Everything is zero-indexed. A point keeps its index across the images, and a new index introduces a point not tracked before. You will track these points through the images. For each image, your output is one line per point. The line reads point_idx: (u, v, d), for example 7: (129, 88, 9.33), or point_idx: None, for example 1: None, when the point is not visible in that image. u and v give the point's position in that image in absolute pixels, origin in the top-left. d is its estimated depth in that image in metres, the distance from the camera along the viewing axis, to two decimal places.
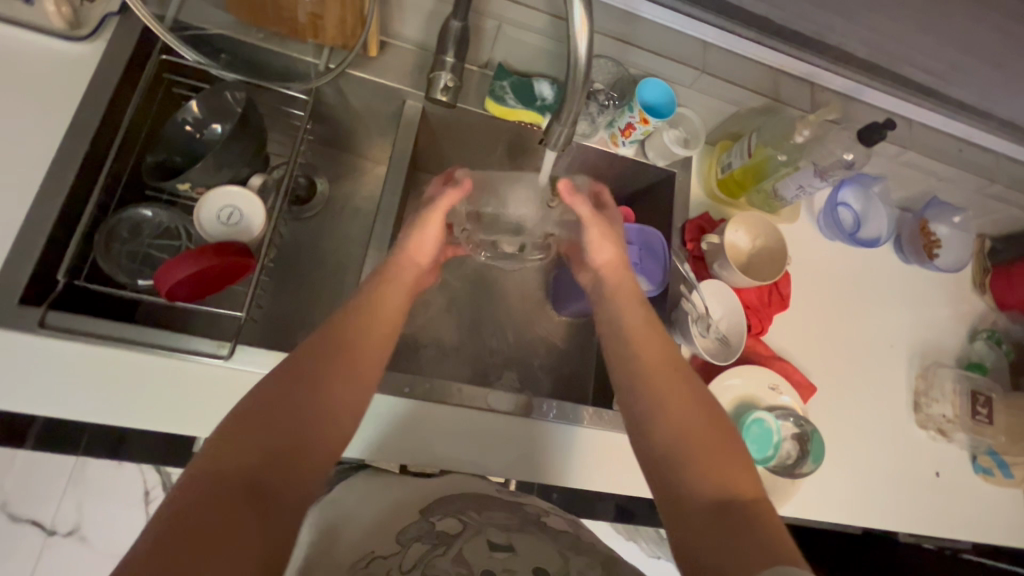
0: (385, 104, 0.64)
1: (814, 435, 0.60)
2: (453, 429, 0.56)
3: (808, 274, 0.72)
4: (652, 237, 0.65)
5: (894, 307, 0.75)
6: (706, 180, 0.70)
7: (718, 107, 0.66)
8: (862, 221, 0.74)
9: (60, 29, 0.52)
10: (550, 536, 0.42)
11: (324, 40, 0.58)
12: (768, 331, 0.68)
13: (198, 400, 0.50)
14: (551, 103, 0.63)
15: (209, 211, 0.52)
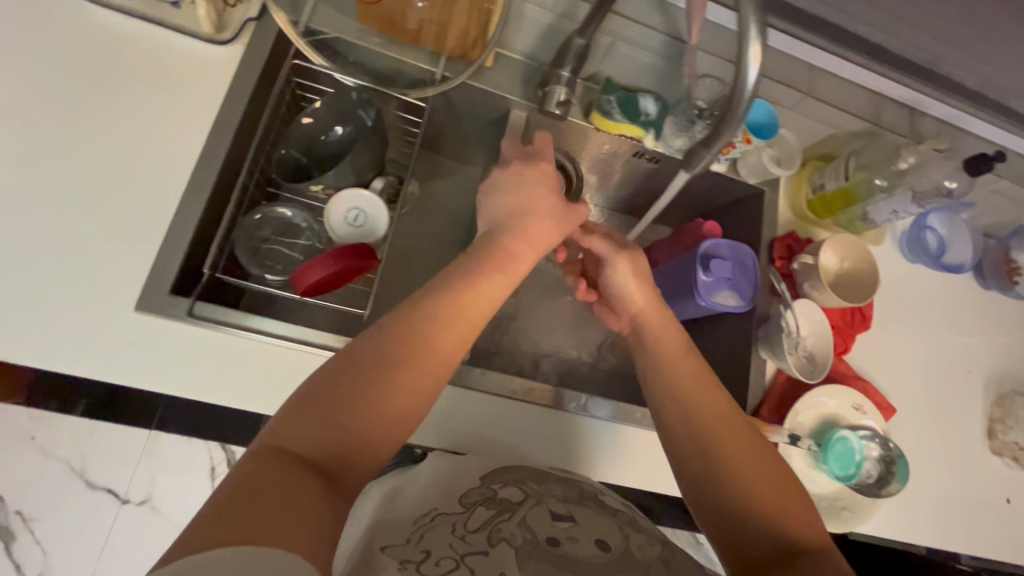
0: (490, 112, 0.66)
1: (900, 458, 0.61)
2: (544, 429, 0.59)
3: (888, 295, 0.73)
4: (744, 254, 0.65)
5: (972, 332, 0.75)
6: (794, 198, 0.71)
7: (815, 128, 0.68)
8: (948, 245, 0.75)
9: (204, 32, 0.55)
10: (609, 512, 0.45)
11: (443, 48, 0.60)
12: (850, 351, 0.69)
13: None
14: (654, 118, 0.65)
15: (338, 213, 0.55)
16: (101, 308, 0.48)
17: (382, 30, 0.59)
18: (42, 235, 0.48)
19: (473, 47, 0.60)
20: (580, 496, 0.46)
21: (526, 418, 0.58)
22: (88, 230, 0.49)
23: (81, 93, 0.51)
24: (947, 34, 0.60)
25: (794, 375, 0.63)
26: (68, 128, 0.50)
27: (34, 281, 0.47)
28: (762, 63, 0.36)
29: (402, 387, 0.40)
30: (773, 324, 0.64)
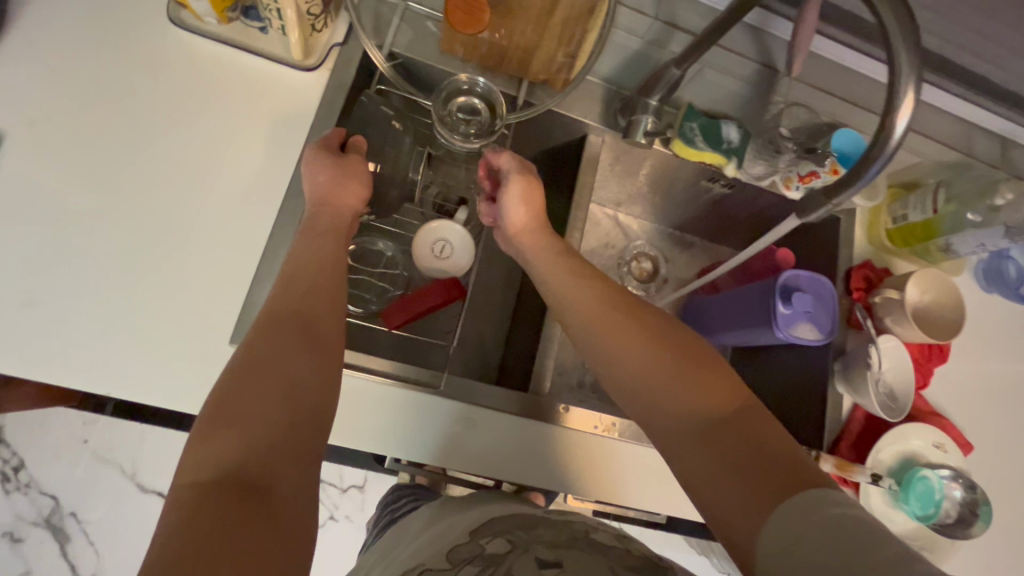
0: (563, 135, 0.65)
1: (985, 502, 0.60)
2: (615, 463, 0.58)
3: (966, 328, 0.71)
4: (821, 286, 0.63)
5: None
6: (872, 228, 0.70)
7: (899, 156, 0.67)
8: None
9: (291, 58, 0.55)
10: (604, 553, 0.41)
11: (527, 72, 0.60)
12: (928, 386, 0.67)
13: (408, 424, 0.54)
14: (737, 146, 0.62)
15: (428, 244, 0.56)
16: (193, 342, 0.48)
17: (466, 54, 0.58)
18: (136, 267, 0.48)
19: (560, 71, 0.59)
20: (572, 538, 0.42)
21: (597, 452, 0.58)
22: (182, 261, 0.49)
23: (173, 122, 0.52)
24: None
25: (878, 414, 0.62)
26: (161, 157, 0.51)
27: (129, 315, 0.47)
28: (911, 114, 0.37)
29: (288, 342, 0.38)
30: (856, 360, 0.62)
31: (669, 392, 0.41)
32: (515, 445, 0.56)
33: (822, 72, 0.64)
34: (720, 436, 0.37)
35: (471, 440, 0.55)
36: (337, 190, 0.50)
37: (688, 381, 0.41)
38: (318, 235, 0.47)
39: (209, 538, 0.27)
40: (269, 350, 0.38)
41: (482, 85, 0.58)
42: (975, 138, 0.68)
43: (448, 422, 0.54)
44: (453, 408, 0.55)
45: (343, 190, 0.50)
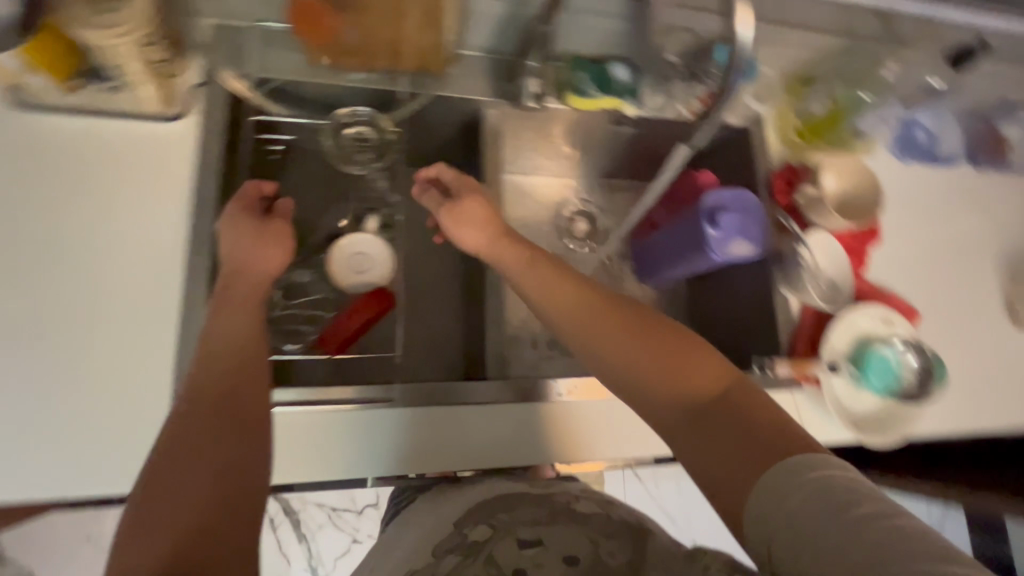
0: (462, 116, 0.63)
1: (937, 363, 0.63)
2: (587, 421, 0.59)
3: (892, 203, 0.73)
4: (747, 200, 0.64)
5: (980, 217, 0.76)
6: (783, 129, 0.70)
7: (784, 54, 0.69)
8: (936, 138, 0.75)
9: (153, 110, 0.52)
10: (580, 521, 0.45)
11: (402, 63, 0.57)
12: (867, 267, 0.70)
13: (372, 442, 0.54)
14: (629, 84, 0.62)
15: (343, 259, 0.57)
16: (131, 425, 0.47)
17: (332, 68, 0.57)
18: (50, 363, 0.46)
19: (434, 57, 0.57)
20: (550, 512, 0.47)
21: (567, 417, 0.59)
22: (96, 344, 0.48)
23: (46, 206, 0.50)
24: None
25: (819, 306, 0.65)
26: (45, 246, 0.49)
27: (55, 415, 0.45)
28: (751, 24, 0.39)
29: (201, 427, 0.38)
30: (791, 260, 0.65)
31: (655, 375, 0.41)
32: (485, 432, 0.56)
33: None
34: (730, 425, 0.37)
35: (440, 439, 0.55)
36: (249, 258, 0.48)
37: (670, 365, 0.41)
38: (231, 310, 0.45)
39: None
40: (192, 445, 0.36)
41: (362, 112, 0.61)
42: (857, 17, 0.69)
43: (410, 430, 0.55)
44: (412, 415, 0.55)
45: (250, 255, 0.49)
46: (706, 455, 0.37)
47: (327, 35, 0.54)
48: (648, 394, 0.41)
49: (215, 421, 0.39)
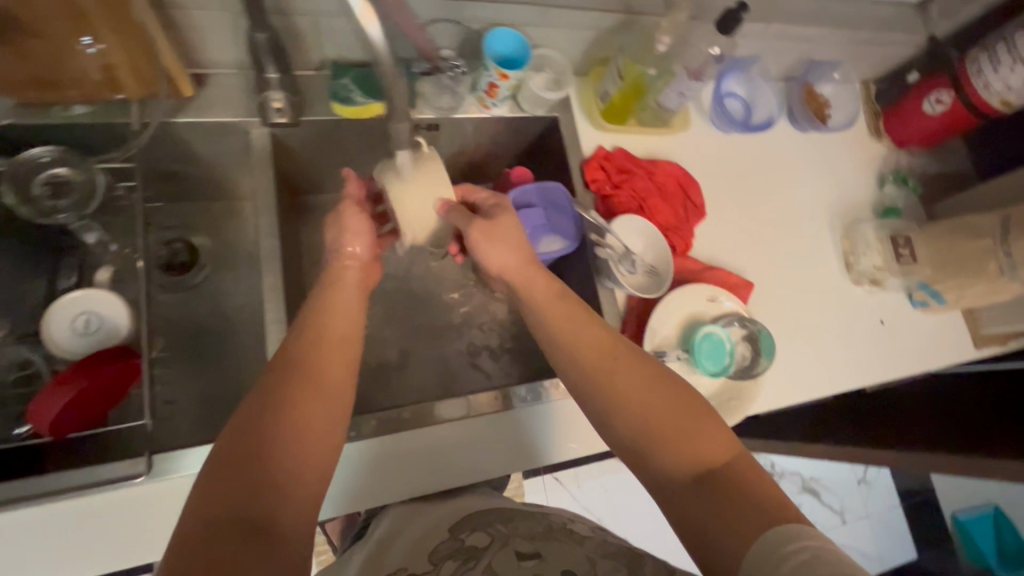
0: (235, 134, 0.91)
1: (762, 333, 0.97)
2: (506, 429, 0.96)
3: (695, 184, 1.08)
4: (557, 193, 0.98)
5: (803, 214, 1.19)
6: (591, 115, 1.07)
7: (567, 41, 0.99)
8: (751, 107, 1.17)
9: None
10: (573, 543, 0.70)
11: (126, 92, 0.80)
12: (689, 244, 1.06)
13: (369, 476, 0.89)
14: (397, 87, 0.92)
15: (71, 327, 0.73)
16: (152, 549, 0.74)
17: (78, 99, 0.79)
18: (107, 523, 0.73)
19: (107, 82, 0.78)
20: (546, 533, 0.72)
21: (503, 419, 0.96)
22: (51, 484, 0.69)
23: None
24: (490, 22, 0.92)
25: (640, 290, 0.97)
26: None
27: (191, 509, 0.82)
28: (376, 17, 0.47)
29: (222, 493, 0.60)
30: (602, 252, 0.96)
31: (658, 436, 0.66)
32: (446, 440, 0.93)
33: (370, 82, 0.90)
34: (729, 483, 0.61)
35: (403, 453, 0.91)
36: (46, 409, 0.68)
37: (686, 429, 0.65)
38: (249, 440, 0.64)
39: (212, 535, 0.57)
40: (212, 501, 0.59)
41: None
42: (464, 92, 0.98)
43: (404, 438, 0.91)
44: (385, 449, 0.90)
45: (319, 384, 0.72)
46: (691, 501, 0.61)
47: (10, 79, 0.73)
48: (641, 432, 0.67)
49: (218, 480, 0.61)
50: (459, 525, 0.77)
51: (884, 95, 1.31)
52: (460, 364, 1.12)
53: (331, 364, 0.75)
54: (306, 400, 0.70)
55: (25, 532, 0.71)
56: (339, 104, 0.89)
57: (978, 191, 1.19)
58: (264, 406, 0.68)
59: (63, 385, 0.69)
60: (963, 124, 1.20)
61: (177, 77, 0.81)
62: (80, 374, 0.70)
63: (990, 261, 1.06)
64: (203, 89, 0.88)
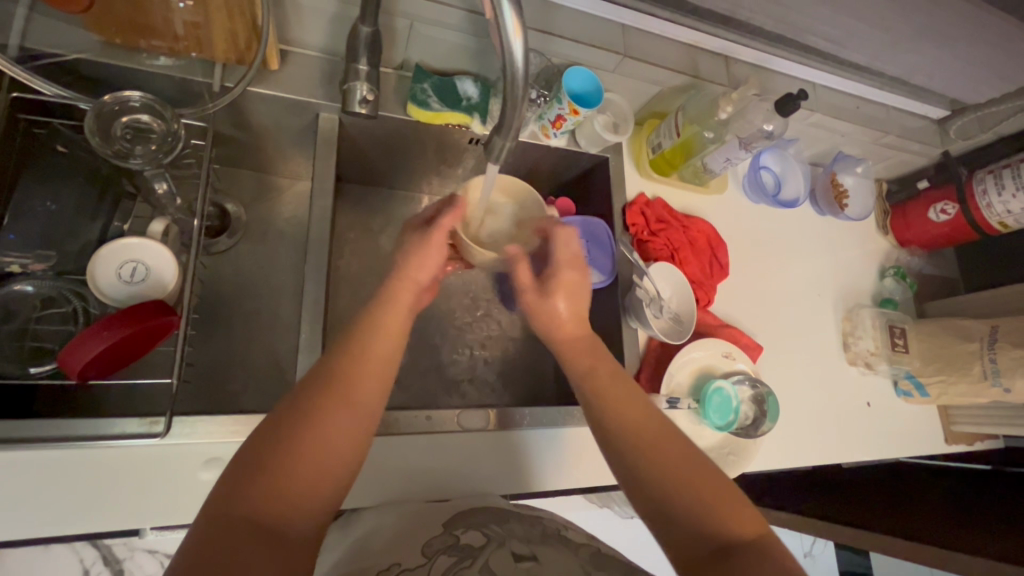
0: (303, 112, 0.92)
1: (768, 396, 1.01)
2: (511, 449, 0.93)
3: (722, 244, 1.14)
4: (598, 228, 1.03)
5: (811, 290, 1.26)
6: (638, 163, 1.13)
7: (632, 89, 1.05)
8: (782, 183, 1.25)
9: None
10: (571, 550, 0.64)
11: (211, 53, 0.81)
12: (710, 300, 1.11)
13: (366, 475, 0.85)
14: (471, 101, 0.95)
15: (119, 270, 0.72)
16: (150, 510, 0.72)
17: (165, 50, 0.79)
18: (106, 477, 0.71)
19: (199, 42, 0.78)
20: (541, 536, 0.66)
21: (510, 437, 0.93)
22: (64, 427, 0.68)
23: None
24: (569, 58, 0.97)
25: (663, 335, 1.00)
26: None
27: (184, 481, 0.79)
28: (521, 37, 0.51)
29: (232, 499, 0.52)
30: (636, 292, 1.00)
31: (683, 495, 0.65)
32: (453, 450, 0.89)
33: (446, 91, 0.94)
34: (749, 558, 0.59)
35: (404, 456, 0.87)
36: (75, 353, 0.65)
37: (714, 498, 0.65)
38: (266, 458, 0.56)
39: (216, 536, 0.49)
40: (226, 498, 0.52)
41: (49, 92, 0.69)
42: (529, 118, 1.02)
43: (407, 441, 0.87)
44: (388, 448, 0.86)
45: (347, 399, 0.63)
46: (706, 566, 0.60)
47: (106, 20, 0.73)
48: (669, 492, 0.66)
49: (235, 473, 0.54)
50: (453, 522, 0.70)
51: (893, 196, 1.43)
52: (470, 378, 1.12)
53: (365, 376, 0.66)
54: (341, 404, 0.62)
55: (19, 472, 0.68)
56: (414, 105, 0.91)
57: (969, 297, 1.29)
58: (284, 425, 0.59)
59: (96, 332, 0.66)
60: (963, 237, 1.30)
61: (268, 48, 0.82)
62: (114, 322, 0.67)
63: (976, 363, 1.15)
64: (284, 64, 0.89)
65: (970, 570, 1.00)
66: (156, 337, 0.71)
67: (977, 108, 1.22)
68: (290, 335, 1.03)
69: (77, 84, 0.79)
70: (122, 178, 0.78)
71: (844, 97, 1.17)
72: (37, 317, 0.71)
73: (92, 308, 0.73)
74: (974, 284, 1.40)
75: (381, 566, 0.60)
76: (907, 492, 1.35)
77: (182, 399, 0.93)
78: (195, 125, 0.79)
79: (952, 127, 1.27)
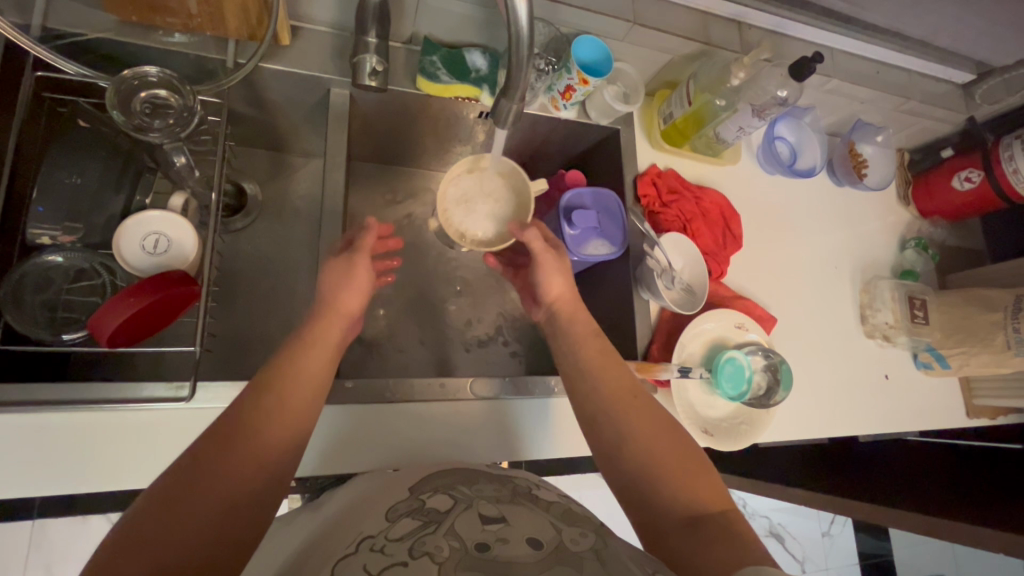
0: (314, 90, 0.94)
1: (782, 365, 1.00)
2: (520, 418, 0.95)
3: (737, 215, 1.13)
4: (608, 200, 1.02)
5: (826, 261, 1.24)
6: (649, 134, 1.12)
7: (642, 60, 1.05)
8: (798, 152, 1.23)
9: None
10: (544, 509, 0.66)
11: (224, 32, 0.83)
12: (723, 271, 1.10)
13: (380, 440, 0.88)
14: (480, 74, 0.95)
15: (142, 244, 0.75)
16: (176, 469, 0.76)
17: (179, 29, 0.81)
18: (131, 440, 0.74)
19: (213, 21, 0.80)
20: (515, 498, 0.68)
21: (519, 407, 0.95)
22: (94, 393, 0.72)
23: None
24: (579, 27, 0.96)
25: (673, 306, 1.00)
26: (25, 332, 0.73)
27: None
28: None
29: (152, 518, 0.52)
30: (648, 262, 1.00)
31: (653, 473, 0.68)
32: (462, 418, 0.92)
33: (456, 63, 0.94)
34: (715, 526, 0.63)
35: (415, 423, 0.90)
36: (104, 319, 0.68)
37: (680, 474, 0.68)
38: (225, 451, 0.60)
39: (140, 555, 0.49)
40: (149, 516, 0.53)
41: (70, 70, 0.72)
42: (539, 90, 1.01)
43: (417, 409, 0.90)
44: (399, 413, 0.89)
45: (289, 395, 0.68)
46: (681, 534, 0.63)
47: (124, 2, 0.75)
48: (640, 474, 0.69)
49: (157, 491, 0.55)
50: (419, 486, 0.71)
51: (915, 166, 1.39)
52: (482, 350, 1.13)
53: (299, 379, 0.70)
54: (272, 412, 0.65)
55: (45, 435, 0.72)
56: (423, 79, 0.92)
57: (996, 267, 1.25)
58: (216, 440, 0.61)
59: (118, 304, 0.69)
60: (988, 205, 1.26)
61: (280, 27, 0.84)
62: (138, 292, 0.69)
63: (999, 334, 1.12)
64: (295, 41, 0.91)
65: (985, 541, 0.99)
66: (182, 305, 0.75)
67: (1003, 71, 1.17)
68: (306, 308, 1.05)
69: (95, 62, 0.81)
70: (143, 154, 0.81)
71: (862, 62, 1.14)
72: (68, 289, 0.74)
73: (117, 280, 0.77)
74: (1002, 255, 1.36)
75: (347, 537, 0.61)
76: (930, 469, 1.32)
77: (204, 367, 0.97)
78: (210, 101, 0.81)
79: (978, 92, 1.22)
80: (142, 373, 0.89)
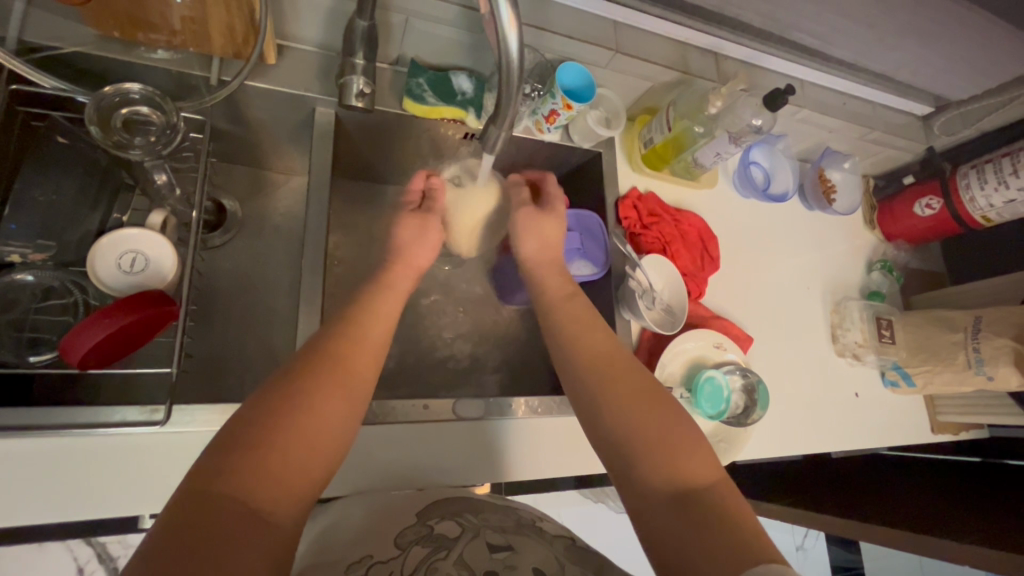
0: (301, 108, 0.93)
1: (759, 385, 1.03)
2: (503, 438, 0.95)
3: (714, 238, 1.16)
4: (590, 222, 1.07)
5: (799, 282, 1.29)
6: (630, 158, 1.16)
7: (623, 87, 1.08)
8: (772, 177, 1.27)
9: None
10: (545, 540, 0.66)
11: (210, 50, 0.82)
12: (701, 293, 1.13)
13: (360, 462, 0.86)
14: (467, 97, 0.97)
15: (121, 262, 0.73)
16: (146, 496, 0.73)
17: (163, 45, 0.80)
18: (98, 466, 0.71)
19: (198, 39, 0.80)
20: (518, 527, 0.68)
21: (503, 427, 0.95)
22: (60, 417, 0.69)
23: None
24: (563, 54, 0.99)
25: (654, 327, 1.02)
26: None
27: None
28: (517, 31, 0.53)
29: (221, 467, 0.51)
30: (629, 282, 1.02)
31: (659, 449, 0.66)
32: (445, 438, 0.91)
33: (443, 86, 0.95)
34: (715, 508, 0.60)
35: (398, 443, 0.89)
36: (78, 340, 0.66)
37: (683, 451, 0.66)
38: (285, 408, 0.58)
39: (200, 502, 0.48)
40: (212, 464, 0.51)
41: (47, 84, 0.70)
42: (524, 113, 1.03)
43: (399, 430, 0.89)
44: (381, 434, 0.88)
45: (350, 369, 0.66)
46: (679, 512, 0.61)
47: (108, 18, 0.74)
48: (647, 446, 0.67)
49: (225, 440, 0.54)
50: (426, 512, 0.70)
51: (880, 191, 1.45)
52: (463, 369, 1.13)
53: (355, 355, 0.68)
54: (334, 384, 0.63)
55: (7, 461, 0.68)
56: (410, 100, 0.93)
57: (956, 289, 1.31)
58: (283, 396, 0.59)
59: (94, 325, 0.67)
60: (948, 230, 1.33)
61: (267, 45, 0.84)
62: (112, 313, 0.67)
63: (960, 353, 1.17)
64: (281, 59, 0.91)
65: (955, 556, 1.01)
66: (160, 327, 0.73)
67: (959, 105, 1.26)
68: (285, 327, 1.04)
69: (73, 76, 0.80)
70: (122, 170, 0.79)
71: (830, 93, 1.20)
72: (37, 307, 0.72)
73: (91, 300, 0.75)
74: (961, 277, 1.43)
75: (352, 560, 0.60)
76: (900, 483, 1.36)
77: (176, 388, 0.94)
78: (193, 117, 0.80)
79: (936, 123, 1.31)
80: (111, 394, 0.86)
